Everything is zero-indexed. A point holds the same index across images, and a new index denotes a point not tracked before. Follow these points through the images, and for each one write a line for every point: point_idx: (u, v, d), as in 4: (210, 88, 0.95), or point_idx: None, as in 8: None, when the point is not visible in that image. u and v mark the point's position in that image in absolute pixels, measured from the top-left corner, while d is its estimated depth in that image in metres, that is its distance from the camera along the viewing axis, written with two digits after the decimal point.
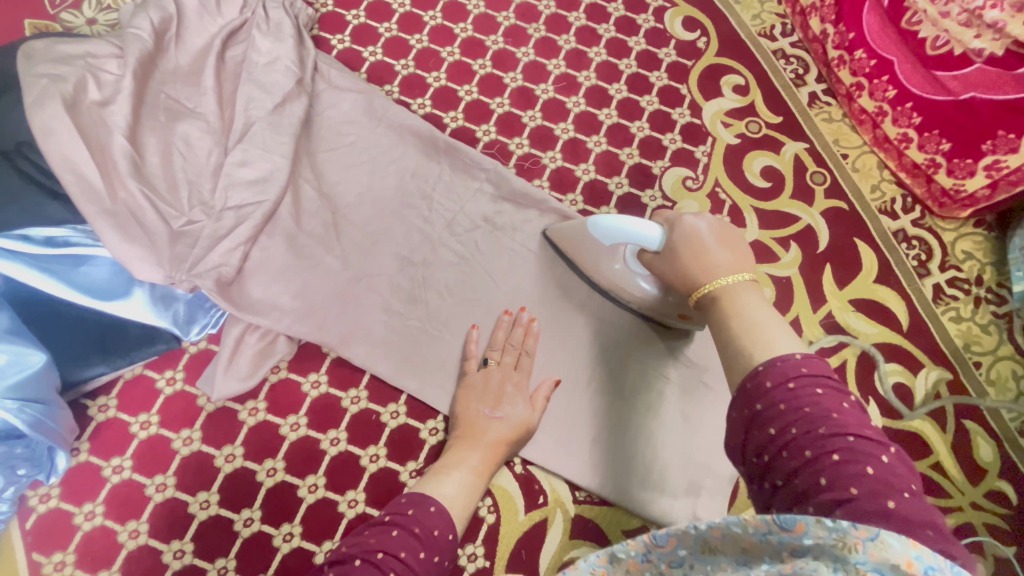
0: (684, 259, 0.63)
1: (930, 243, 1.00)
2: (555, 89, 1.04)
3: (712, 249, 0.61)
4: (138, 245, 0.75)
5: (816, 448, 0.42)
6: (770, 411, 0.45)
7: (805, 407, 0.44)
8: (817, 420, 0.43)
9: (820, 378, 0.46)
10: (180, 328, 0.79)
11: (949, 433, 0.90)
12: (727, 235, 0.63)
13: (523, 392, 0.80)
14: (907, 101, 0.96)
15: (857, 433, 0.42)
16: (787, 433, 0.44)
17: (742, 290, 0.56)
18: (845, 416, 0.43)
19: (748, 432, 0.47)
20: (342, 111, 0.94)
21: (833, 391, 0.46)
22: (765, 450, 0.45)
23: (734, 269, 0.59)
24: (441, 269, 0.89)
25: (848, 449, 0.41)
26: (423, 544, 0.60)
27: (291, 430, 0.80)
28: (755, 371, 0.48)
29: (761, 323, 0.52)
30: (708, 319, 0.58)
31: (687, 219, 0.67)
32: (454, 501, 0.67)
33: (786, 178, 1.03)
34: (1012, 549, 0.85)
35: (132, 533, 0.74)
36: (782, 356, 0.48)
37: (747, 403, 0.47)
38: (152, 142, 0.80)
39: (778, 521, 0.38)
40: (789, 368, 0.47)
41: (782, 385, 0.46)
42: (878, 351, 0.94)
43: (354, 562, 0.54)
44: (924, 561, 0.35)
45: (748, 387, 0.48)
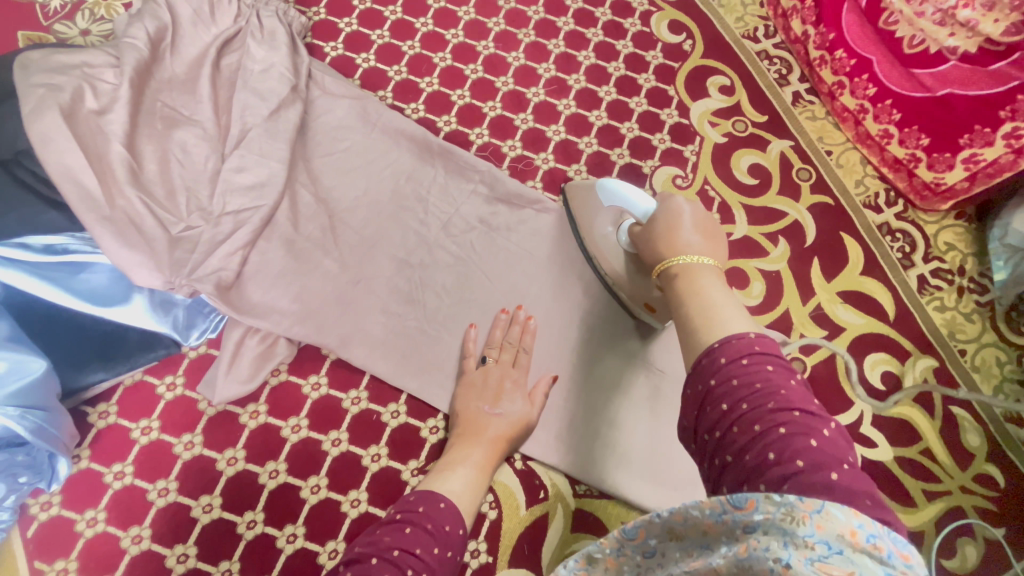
0: (660, 237, 0.69)
1: (913, 235, 1.03)
2: (546, 92, 1.06)
3: (687, 232, 0.66)
4: (138, 251, 0.75)
5: (765, 422, 0.44)
6: (723, 388, 0.48)
7: (756, 382, 0.47)
8: (766, 395, 0.46)
9: (771, 356, 0.49)
10: (179, 333, 0.80)
11: (937, 419, 0.92)
12: (705, 224, 0.68)
13: (521, 388, 0.81)
14: (887, 98, 1.00)
15: (801, 409, 0.45)
16: (738, 408, 0.46)
17: (704, 273, 0.60)
18: (791, 393, 0.46)
19: (702, 409, 0.49)
20: (337, 117, 0.96)
21: (781, 369, 0.49)
22: (717, 426, 0.47)
23: (700, 254, 0.63)
24: (438, 270, 0.90)
25: (793, 423, 0.44)
26: (435, 539, 0.61)
27: (293, 432, 0.80)
28: (711, 347, 0.51)
29: (717, 303, 0.56)
30: (670, 293, 0.62)
31: (674, 200, 0.72)
32: (461, 496, 0.68)
33: (773, 175, 1.05)
34: (1001, 531, 0.87)
35: (134, 539, 0.74)
36: (736, 335, 0.51)
37: (702, 380, 0.50)
38: (149, 149, 0.81)
39: (730, 499, 0.39)
40: (742, 346, 0.50)
41: (736, 360, 0.49)
42: (867, 342, 0.96)
43: (371, 561, 0.56)
44: (866, 529, 0.35)
45: (704, 363, 0.51)
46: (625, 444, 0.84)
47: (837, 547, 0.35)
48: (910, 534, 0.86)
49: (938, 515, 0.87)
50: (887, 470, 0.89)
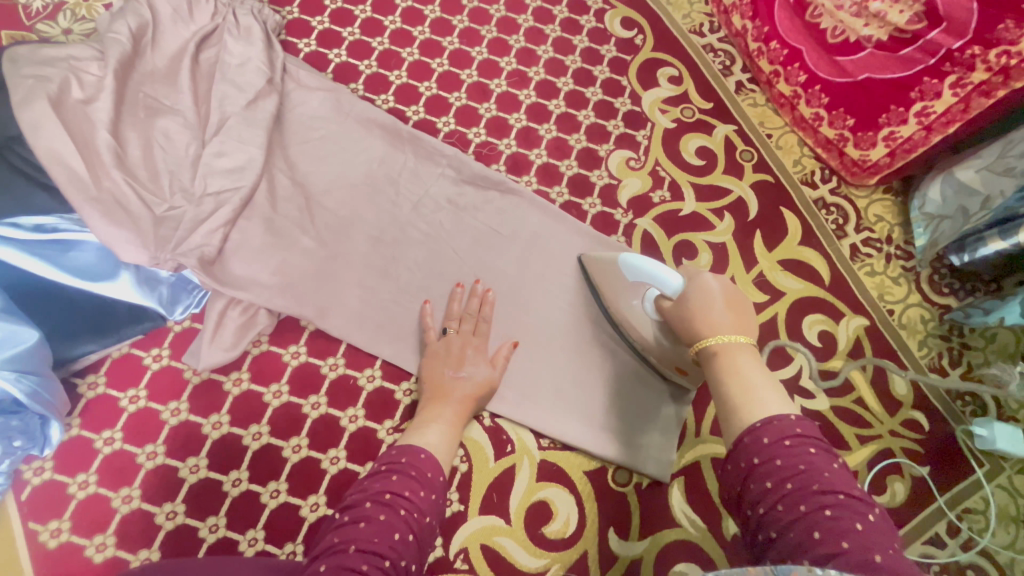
0: (692, 317, 0.72)
1: (845, 208, 1.13)
2: (508, 83, 1.14)
3: (719, 313, 0.69)
4: (122, 228, 0.80)
5: (809, 502, 0.49)
6: (766, 465, 0.54)
7: (800, 464, 0.52)
8: (811, 477, 0.51)
9: (813, 440, 0.55)
10: (165, 307, 0.85)
11: (869, 372, 1.02)
12: (736, 301, 0.71)
13: (482, 354, 0.88)
14: (817, 84, 1.10)
15: (846, 493, 0.50)
16: (783, 487, 0.51)
17: (741, 356, 0.65)
18: (834, 477, 0.51)
19: (746, 484, 0.55)
20: (312, 107, 1.02)
21: (824, 453, 0.54)
22: (761, 502, 0.52)
23: (734, 333, 0.67)
24: (409, 247, 0.97)
25: (837, 505, 0.49)
26: (422, 484, 0.67)
27: (274, 397, 0.86)
28: (754, 428, 0.57)
29: (755, 385, 0.61)
30: (709, 372, 0.67)
31: (703, 279, 0.74)
32: (438, 447, 0.74)
33: (718, 156, 1.15)
34: (925, 469, 0.96)
35: (125, 499, 0.78)
36: (778, 416, 0.57)
37: (746, 457, 0.56)
38: (133, 136, 0.86)
39: (775, 570, 0.42)
40: (785, 428, 0.56)
41: (778, 441, 0.55)
42: (805, 304, 1.05)
43: (365, 504, 0.62)
44: None
45: (746, 441, 0.56)
46: (586, 402, 0.92)
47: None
48: None
49: (869, 456, 0.96)
50: (824, 418, 0.98)
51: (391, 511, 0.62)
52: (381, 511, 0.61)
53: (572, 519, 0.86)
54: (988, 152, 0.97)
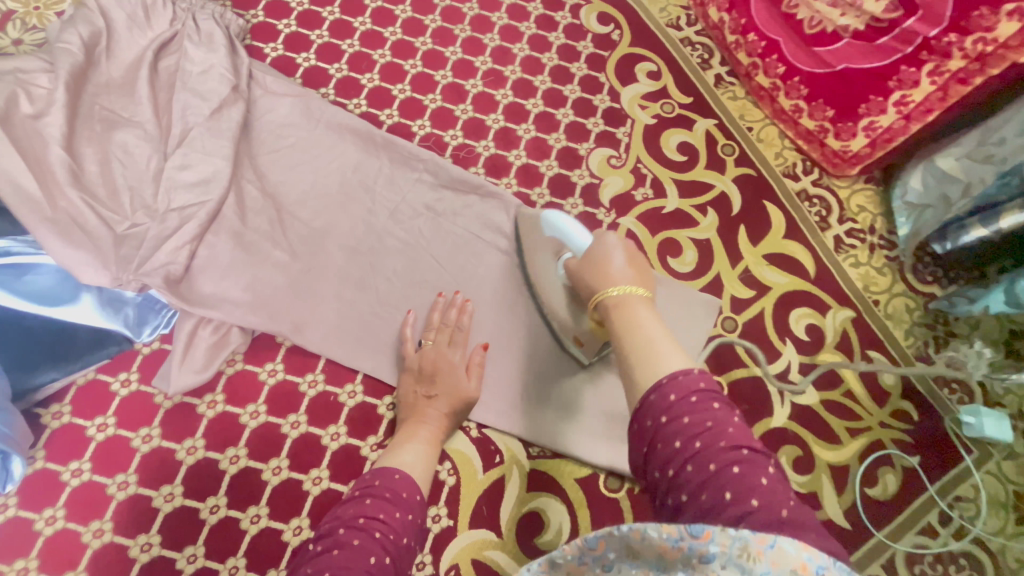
0: (596, 275, 0.69)
1: (828, 200, 1.12)
2: (484, 83, 1.11)
3: (620, 269, 0.68)
4: (82, 249, 0.76)
5: (718, 461, 0.46)
6: (673, 424, 0.50)
7: (707, 421, 0.49)
8: (717, 434, 0.48)
9: (716, 391, 0.51)
10: (131, 330, 0.81)
11: (856, 363, 1.02)
12: (636, 261, 0.70)
13: (459, 364, 0.85)
14: (795, 76, 1.09)
15: (749, 446, 0.48)
16: (692, 446, 0.48)
17: (638, 309, 0.62)
18: (739, 429, 0.49)
19: (652, 447, 0.51)
20: (280, 114, 0.98)
21: (726, 403, 0.51)
22: (670, 464, 0.49)
23: (634, 286, 0.65)
24: (387, 256, 0.94)
25: (744, 461, 0.46)
26: (397, 505, 0.65)
27: (251, 418, 0.83)
28: (659, 383, 0.52)
29: (654, 336, 0.57)
30: (610, 326, 0.63)
31: (609, 240, 0.73)
32: (415, 466, 0.73)
33: (700, 151, 1.13)
34: (916, 459, 0.96)
35: (96, 533, 0.75)
36: (682, 369, 0.52)
37: (651, 416, 0.51)
38: (89, 152, 0.82)
39: (689, 528, 0.42)
40: (690, 382, 0.51)
41: (685, 398, 0.50)
42: (791, 299, 1.04)
43: (340, 531, 0.60)
44: (815, 562, 0.39)
45: (652, 400, 0.52)
46: (575, 406, 0.89)
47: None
48: (837, 469, 0.95)
49: (860, 449, 0.96)
50: (813, 413, 0.98)
51: (365, 535, 0.60)
52: (354, 536, 0.59)
53: (565, 528, 0.84)
54: (969, 139, 0.97)
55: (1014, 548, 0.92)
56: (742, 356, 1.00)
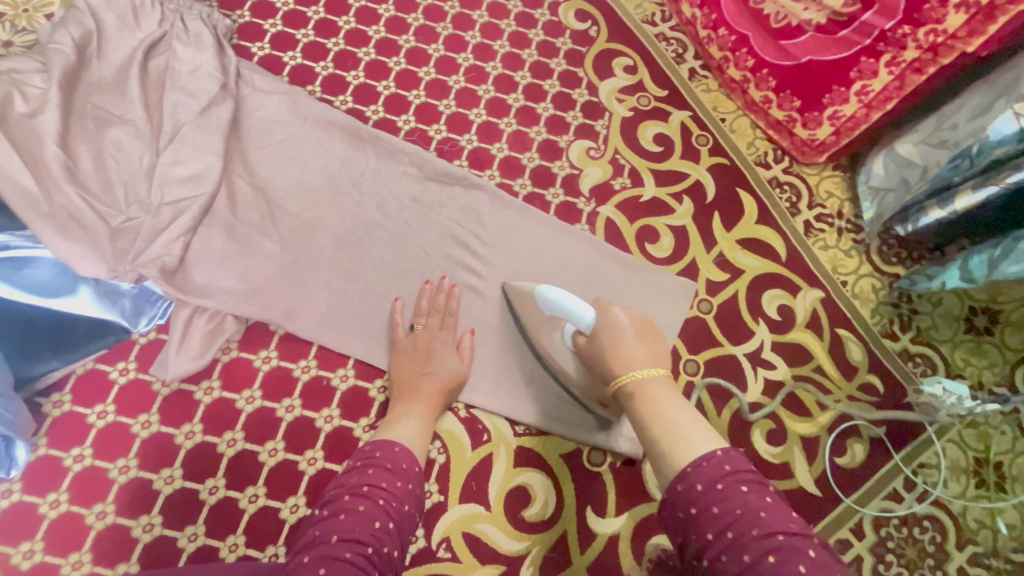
0: (609, 356, 0.72)
1: (798, 186, 1.18)
2: (466, 79, 1.15)
3: (630, 346, 0.72)
4: (79, 242, 0.79)
5: (752, 552, 0.49)
6: (704, 514, 0.53)
7: (737, 508, 0.52)
8: (749, 522, 0.50)
9: (743, 473, 0.55)
10: (128, 320, 0.84)
11: (826, 340, 1.07)
12: (643, 332, 0.75)
13: (450, 347, 0.90)
14: (764, 68, 1.15)
15: (784, 531, 0.49)
16: (724, 537, 0.51)
17: (657, 390, 0.66)
18: (771, 514, 0.51)
19: (688, 535, 0.54)
20: (269, 112, 1.02)
21: (756, 486, 0.54)
22: (705, 553, 0.52)
23: (647, 365, 0.69)
24: (375, 246, 0.97)
25: (781, 549, 0.48)
26: (398, 474, 0.69)
27: (247, 403, 0.86)
28: (685, 472, 0.56)
29: (677, 423, 0.61)
30: (634, 415, 0.66)
31: (613, 314, 0.77)
32: (411, 440, 0.77)
33: (675, 142, 1.18)
34: (882, 429, 1.02)
35: (99, 515, 0.78)
36: (705, 456, 0.56)
37: (683, 508, 0.55)
38: (83, 148, 0.85)
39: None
40: (715, 468, 0.55)
41: (711, 487, 0.54)
42: (764, 281, 1.09)
43: (344, 497, 0.64)
44: None
45: (680, 491, 0.56)
46: (557, 387, 0.94)
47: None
48: (808, 440, 1.00)
49: (830, 422, 1.01)
50: (786, 388, 1.03)
51: (370, 502, 0.63)
52: (359, 503, 0.63)
53: (550, 501, 0.88)
54: (925, 126, 1.03)
55: (973, 510, 0.98)
56: (717, 335, 1.05)
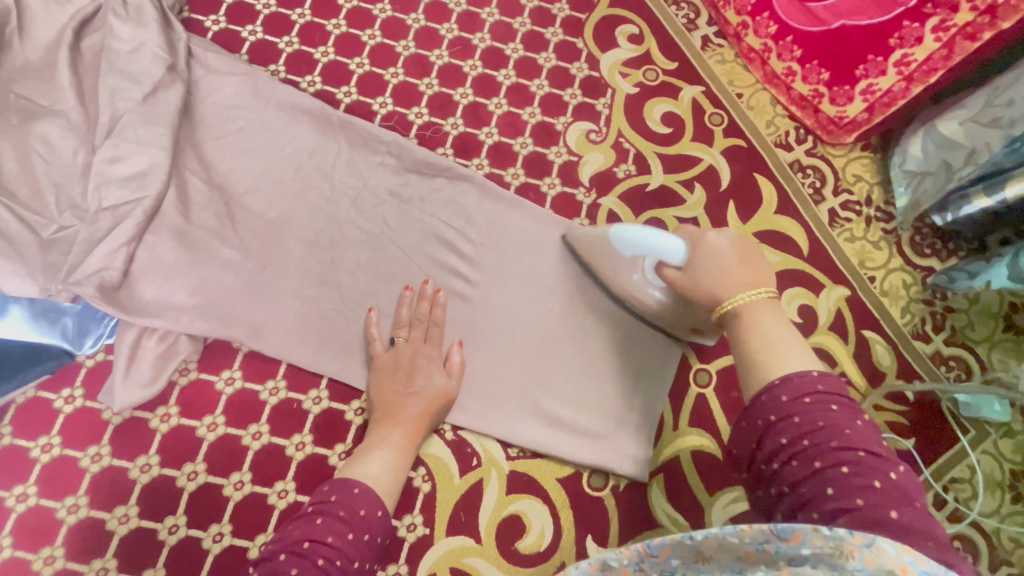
0: (707, 277, 0.66)
1: (823, 170, 1.05)
2: (450, 53, 1.02)
3: (735, 266, 0.64)
4: (6, 258, 0.71)
5: (825, 459, 0.48)
6: (783, 423, 0.51)
7: (819, 421, 0.50)
8: (829, 433, 0.49)
9: (834, 396, 0.52)
10: (70, 342, 0.75)
11: (851, 345, 0.97)
12: (749, 252, 0.67)
13: (436, 362, 0.81)
14: (788, 35, 1.01)
15: (866, 450, 0.48)
16: (798, 444, 0.50)
17: (764, 310, 0.60)
18: (854, 432, 0.49)
19: (759, 442, 0.53)
20: (226, 96, 0.89)
21: (847, 408, 0.51)
22: (774, 458, 0.51)
23: (753, 286, 0.62)
24: (350, 249, 0.87)
25: (857, 462, 0.47)
26: (350, 525, 0.62)
27: (209, 430, 0.77)
28: (771, 385, 0.54)
29: (779, 341, 0.57)
30: (729, 332, 0.62)
31: (712, 238, 0.68)
32: (378, 478, 0.70)
33: (686, 122, 1.05)
34: (911, 442, 0.93)
35: (47, 560, 0.70)
36: (799, 372, 0.54)
37: (761, 414, 0.53)
38: (7, 147, 0.75)
39: (775, 530, 0.42)
40: (805, 384, 0.53)
41: (797, 399, 0.52)
42: (784, 278, 0.99)
43: (279, 557, 0.56)
44: (918, 565, 0.39)
45: (763, 400, 0.53)
46: (554, 404, 0.85)
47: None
48: None
49: None
50: None
51: (306, 562, 0.56)
52: (293, 564, 0.56)
53: (547, 531, 0.80)
54: (974, 101, 0.89)
55: (1008, 529, 0.89)
56: None
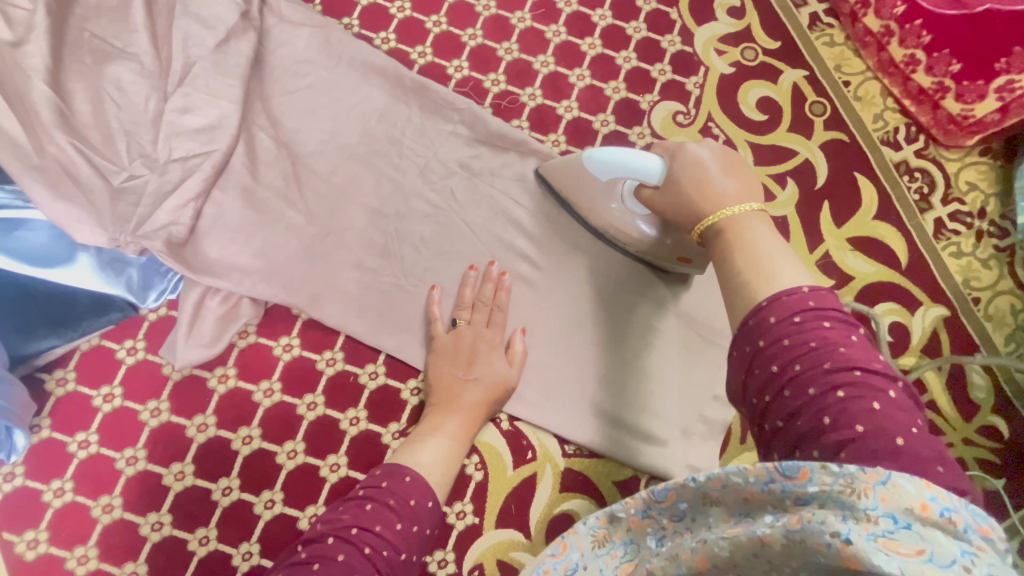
0: (684, 188, 0.61)
1: (933, 174, 0.95)
2: (533, 17, 0.94)
3: (716, 175, 0.58)
4: (75, 204, 0.67)
5: (820, 385, 0.41)
6: (773, 348, 0.44)
7: (812, 341, 0.43)
8: (823, 355, 0.42)
9: (828, 312, 0.45)
10: (135, 295, 0.74)
11: (945, 371, 0.88)
12: (734, 162, 0.60)
13: (498, 348, 0.77)
14: (917, 18, 0.89)
15: (863, 368, 0.41)
16: (791, 370, 0.43)
17: (749, 220, 0.54)
18: (852, 350, 0.42)
19: (749, 372, 0.46)
20: (296, 48, 0.85)
21: (840, 325, 0.45)
22: (767, 389, 0.44)
23: (740, 200, 0.56)
24: (415, 221, 0.82)
25: (854, 384, 0.40)
26: (399, 514, 0.60)
27: (265, 396, 0.76)
28: (758, 307, 0.47)
29: (767, 254, 0.50)
30: (710, 249, 0.56)
31: (690, 147, 0.63)
32: (432, 468, 0.67)
33: (784, 109, 0.96)
34: (1001, 482, 0.85)
35: (105, 508, 0.71)
36: (788, 290, 0.46)
37: (750, 340, 0.46)
38: (80, 88, 0.71)
39: (780, 468, 0.36)
40: (795, 303, 0.45)
41: (787, 320, 0.45)
42: (876, 291, 0.90)
43: (327, 541, 0.56)
44: (939, 502, 0.34)
45: (750, 324, 0.47)
46: (616, 403, 0.80)
47: (904, 521, 0.34)
48: None
49: None
50: None
51: (353, 549, 0.55)
52: (340, 549, 0.55)
53: None
54: None
55: None
56: None
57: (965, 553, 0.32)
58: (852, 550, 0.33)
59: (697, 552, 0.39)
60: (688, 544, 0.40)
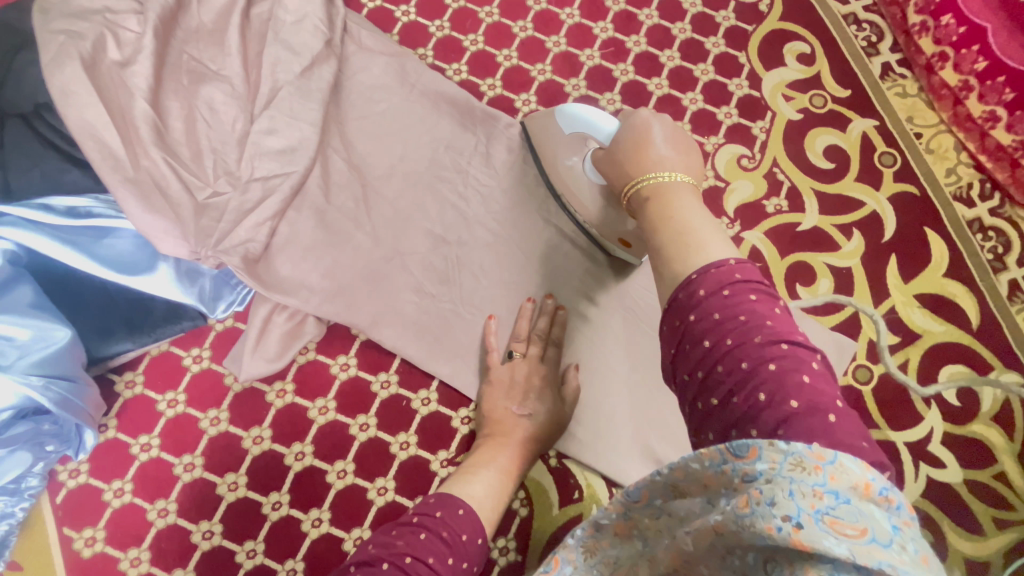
0: (628, 155, 0.59)
1: (1008, 234, 0.91)
2: (602, 55, 0.96)
3: (658, 144, 0.57)
4: (162, 217, 0.71)
5: (753, 359, 0.38)
6: (704, 322, 0.41)
7: (740, 314, 0.40)
8: (752, 328, 0.39)
9: (754, 284, 0.42)
10: (205, 305, 0.77)
11: (1017, 442, 0.83)
12: (681, 141, 0.58)
13: (551, 383, 0.77)
14: (999, 75, 0.88)
15: (790, 340, 0.39)
16: (723, 345, 0.40)
17: (679, 188, 0.51)
18: (778, 323, 0.40)
19: (680, 347, 0.42)
20: (373, 75, 0.88)
21: (766, 297, 0.42)
22: (700, 366, 0.40)
23: (678, 174, 0.53)
24: (475, 250, 0.83)
25: (784, 358, 0.38)
26: (451, 549, 0.59)
27: (320, 413, 0.77)
28: (688, 279, 0.43)
29: (696, 227, 0.47)
30: (640, 218, 0.53)
31: (644, 113, 0.61)
32: (483, 501, 0.66)
33: (852, 158, 0.94)
34: None
35: (160, 512, 0.73)
36: (716, 262, 0.43)
37: (679, 315, 0.43)
38: (175, 106, 0.75)
39: (730, 447, 0.34)
40: (723, 276, 0.42)
41: (716, 293, 0.42)
42: (944, 351, 0.87)
43: (383, 567, 0.53)
44: (879, 481, 0.32)
45: (679, 299, 0.43)
46: (667, 448, 0.78)
47: (845, 496, 0.31)
48: (974, 565, 0.79)
49: (1007, 544, 0.79)
50: (954, 493, 0.82)
51: None
52: None
53: None
54: None
55: None
56: (874, 415, 0.84)
57: (896, 530, 0.30)
58: (803, 534, 0.30)
59: (671, 551, 0.38)
60: (664, 544, 0.39)
